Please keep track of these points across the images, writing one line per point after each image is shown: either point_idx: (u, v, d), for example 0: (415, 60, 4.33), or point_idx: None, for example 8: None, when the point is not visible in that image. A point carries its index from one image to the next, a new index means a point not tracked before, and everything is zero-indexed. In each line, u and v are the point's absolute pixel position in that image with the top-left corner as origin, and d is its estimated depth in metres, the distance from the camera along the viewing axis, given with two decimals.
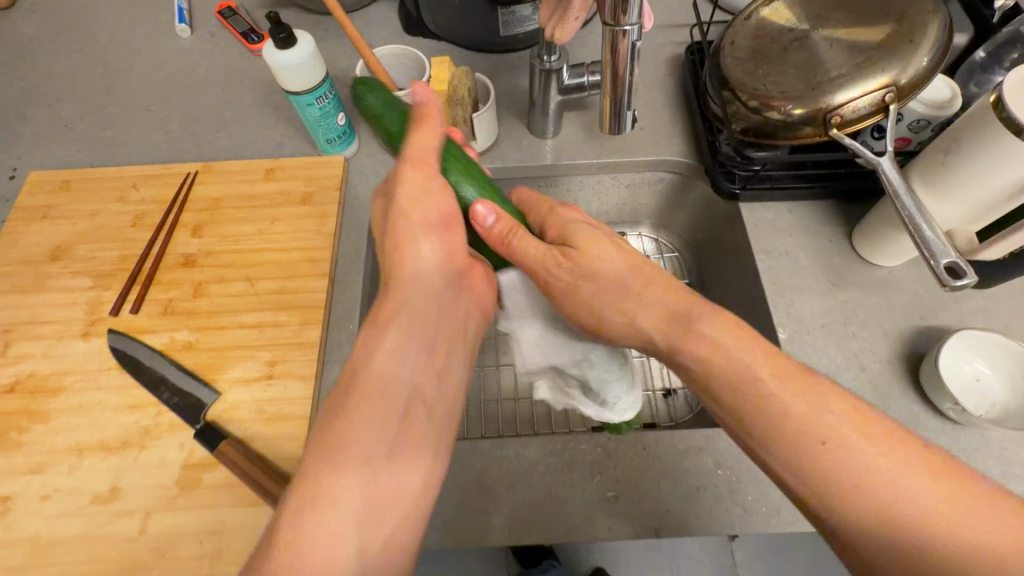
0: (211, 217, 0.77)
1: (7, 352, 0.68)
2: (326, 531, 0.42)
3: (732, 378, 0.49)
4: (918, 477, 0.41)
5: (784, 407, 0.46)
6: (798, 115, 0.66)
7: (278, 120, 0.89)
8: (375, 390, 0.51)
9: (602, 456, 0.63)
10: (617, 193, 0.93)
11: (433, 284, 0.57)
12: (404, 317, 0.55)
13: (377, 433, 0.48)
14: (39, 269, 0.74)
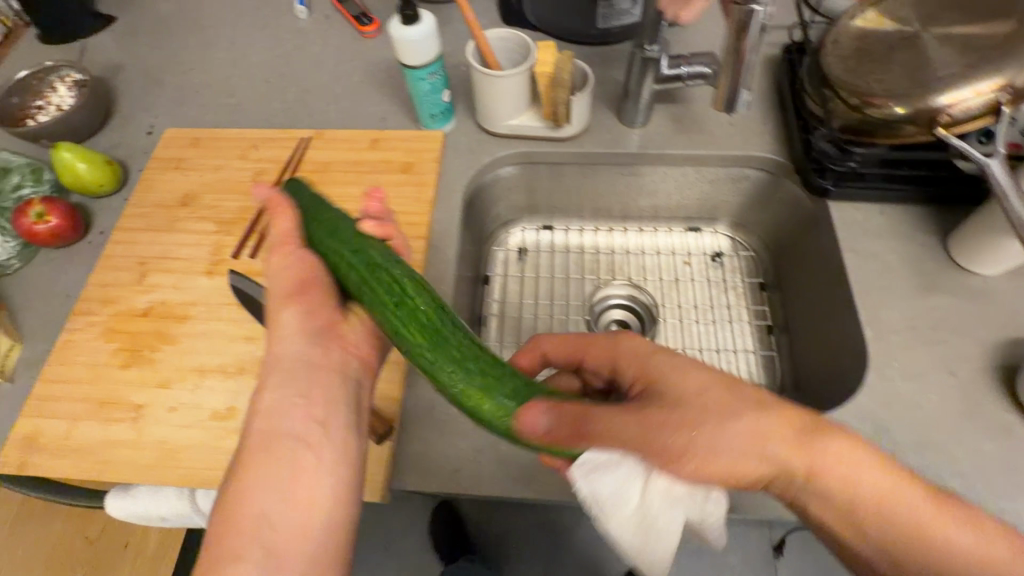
0: (322, 179, 0.84)
1: (143, 281, 0.77)
2: (256, 515, 0.48)
3: (770, 446, 0.44)
4: (903, 491, 0.44)
5: (802, 450, 0.44)
6: (899, 114, 0.66)
7: (383, 96, 0.96)
8: (283, 365, 0.57)
9: None
10: (698, 191, 0.96)
11: (319, 312, 0.61)
12: (274, 376, 0.56)
13: (291, 393, 0.55)
14: (171, 213, 0.83)
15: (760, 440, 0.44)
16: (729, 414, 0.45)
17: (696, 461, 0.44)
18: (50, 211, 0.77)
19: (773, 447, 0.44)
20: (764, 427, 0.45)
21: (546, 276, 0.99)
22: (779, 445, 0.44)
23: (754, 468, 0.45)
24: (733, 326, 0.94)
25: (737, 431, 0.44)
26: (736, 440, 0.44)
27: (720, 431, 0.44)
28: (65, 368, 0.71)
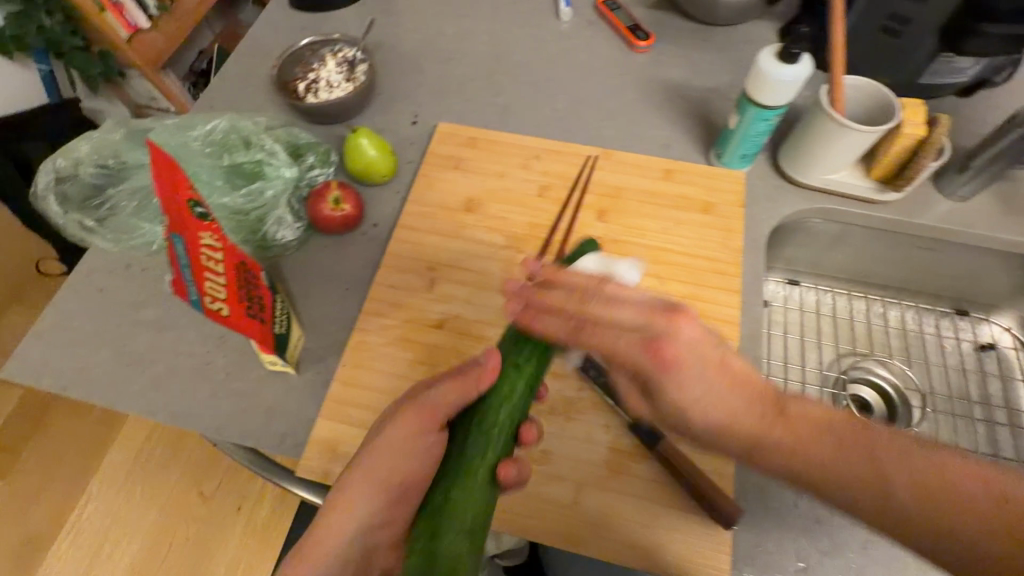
0: (614, 205, 0.79)
1: (433, 289, 0.73)
2: (699, 409, 0.52)
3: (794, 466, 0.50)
4: (1000, 531, 0.43)
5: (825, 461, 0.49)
6: None
7: (663, 121, 0.89)
8: (686, 353, 0.51)
9: None
10: (991, 276, 0.89)
11: (689, 339, 0.51)
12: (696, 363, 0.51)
13: (707, 389, 0.51)
14: (455, 217, 0.78)
15: (827, 438, 0.49)
16: (788, 408, 0.50)
17: (808, 467, 0.49)
18: (347, 200, 0.74)
19: (836, 437, 0.49)
20: (798, 424, 0.50)
21: (797, 336, 0.94)
22: (831, 461, 0.48)
23: (844, 469, 0.48)
24: (1012, 432, 0.85)
25: (832, 453, 0.49)
26: (825, 456, 0.49)
27: (819, 438, 0.49)
28: (361, 372, 0.68)
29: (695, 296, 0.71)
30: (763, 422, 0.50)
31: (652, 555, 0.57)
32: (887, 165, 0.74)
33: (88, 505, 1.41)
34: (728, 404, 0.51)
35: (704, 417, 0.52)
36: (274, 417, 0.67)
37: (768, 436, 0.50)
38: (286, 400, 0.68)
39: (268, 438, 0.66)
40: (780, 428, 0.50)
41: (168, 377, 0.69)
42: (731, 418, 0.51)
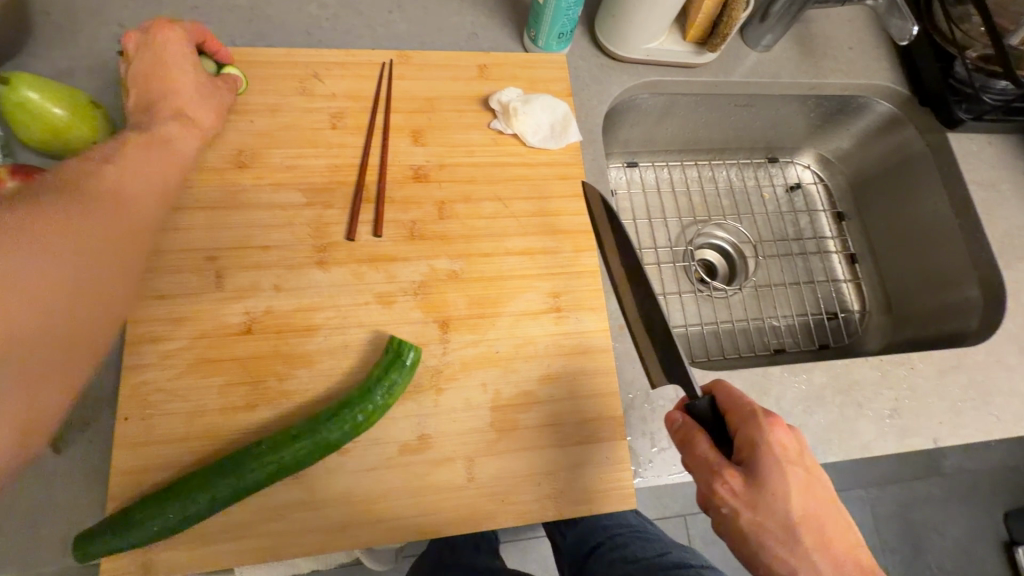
0: (430, 122, 0.64)
1: (224, 286, 0.55)
2: (829, 504, 0.47)
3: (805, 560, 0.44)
4: None
5: (830, 552, 0.45)
6: (984, 53, 0.75)
7: (462, 3, 0.73)
8: (802, 472, 0.46)
9: (883, 371, 0.67)
10: (795, 120, 0.93)
11: None
12: (821, 503, 0.46)
13: (808, 472, 0.46)
14: (226, 179, 0.58)
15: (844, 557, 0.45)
16: (829, 508, 0.46)
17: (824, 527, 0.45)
18: (38, 191, 0.49)
19: None
20: (836, 531, 0.46)
21: (644, 219, 0.93)
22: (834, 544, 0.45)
23: None
24: (821, 256, 0.97)
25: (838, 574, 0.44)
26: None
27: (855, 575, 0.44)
28: (158, 419, 0.50)
29: (545, 210, 0.63)
30: (805, 492, 0.45)
31: (558, 499, 0.54)
32: (700, 26, 0.70)
33: None
34: (801, 506, 0.45)
35: (773, 499, 0.44)
36: (41, 523, 0.47)
37: (807, 481, 0.46)
38: (50, 494, 0.48)
39: (40, 553, 0.47)
40: (806, 523, 0.45)
41: None
42: (775, 498, 0.44)
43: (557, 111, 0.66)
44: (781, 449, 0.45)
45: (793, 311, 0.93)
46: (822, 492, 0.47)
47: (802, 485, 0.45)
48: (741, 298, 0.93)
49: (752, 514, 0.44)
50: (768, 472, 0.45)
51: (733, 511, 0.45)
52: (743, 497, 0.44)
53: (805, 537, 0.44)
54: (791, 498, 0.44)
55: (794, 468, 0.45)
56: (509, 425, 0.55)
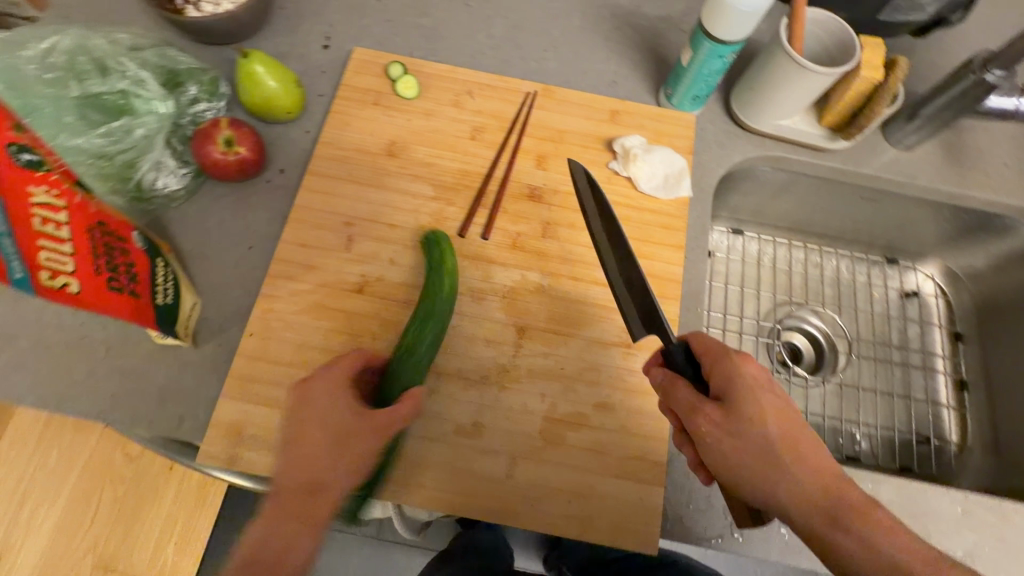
0: (556, 150, 0.71)
1: (351, 249, 0.64)
2: (813, 440, 0.49)
3: (790, 480, 0.47)
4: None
5: (816, 474, 0.47)
6: None
7: (610, 53, 0.80)
8: (773, 401, 0.49)
9: (967, 510, 0.61)
10: (924, 226, 0.88)
11: None
12: (804, 437, 0.49)
13: (782, 408, 0.49)
14: (375, 162, 0.68)
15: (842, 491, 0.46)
16: (815, 441, 0.49)
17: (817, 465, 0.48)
18: (240, 141, 0.62)
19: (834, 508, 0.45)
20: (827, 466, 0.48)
21: (736, 287, 0.92)
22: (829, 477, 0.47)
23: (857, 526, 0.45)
24: (924, 373, 0.90)
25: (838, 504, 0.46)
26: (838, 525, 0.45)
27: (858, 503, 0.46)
28: (273, 343, 0.60)
29: (640, 252, 0.67)
30: (782, 420, 0.48)
31: (584, 523, 0.56)
32: (838, 113, 0.71)
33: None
34: (780, 429, 0.48)
35: (749, 426, 0.48)
36: (168, 399, 0.58)
37: (780, 411, 0.49)
38: (181, 378, 0.59)
39: (160, 423, 0.57)
40: (787, 450, 0.47)
41: (29, 351, 0.59)
42: (751, 423, 0.48)
43: (674, 164, 0.69)
44: (749, 378, 0.49)
45: (876, 421, 0.87)
46: (797, 416, 0.50)
47: (777, 413, 0.48)
48: (821, 392, 0.88)
49: (734, 443, 0.48)
50: (740, 400, 0.49)
51: (718, 438, 0.48)
52: (720, 425, 0.48)
53: (789, 461, 0.47)
54: (765, 421, 0.48)
55: (764, 395, 0.49)
56: (556, 438, 0.58)
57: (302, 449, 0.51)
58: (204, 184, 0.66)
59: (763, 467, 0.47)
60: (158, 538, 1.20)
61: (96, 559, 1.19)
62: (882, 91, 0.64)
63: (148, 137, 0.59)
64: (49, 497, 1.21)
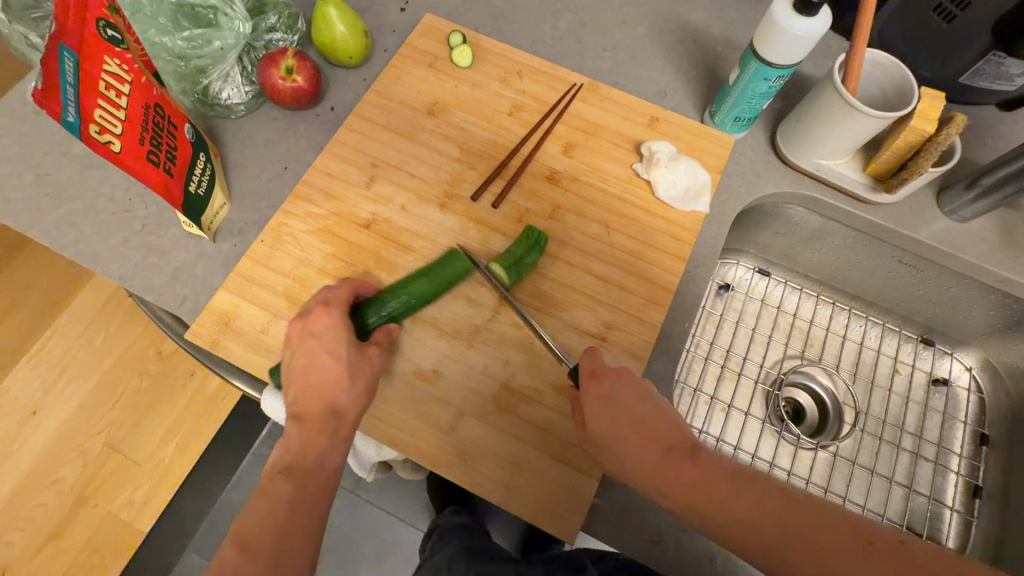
0: (585, 142, 0.72)
1: (371, 188, 0.69)
2: (688, 468, 0.46)
3: (711, 507, 0.44)
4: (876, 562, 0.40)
5: (719, 501, 0.44)
6: None
7: (667, 64, 0.81)
8: (628, 419, 0.49)
9: None
10: (967, 310, 0.82)
11: None
12: (677, 476, 0.46)
13: (629, 425, 0.49)
14: (414, 117, 0.73)
15: (754, 508, 0.44)
16: (703, 461, 0.46)
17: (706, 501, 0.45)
18: (300, 71, 0.68)
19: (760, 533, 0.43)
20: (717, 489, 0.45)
21: (748, 326, 0.88)
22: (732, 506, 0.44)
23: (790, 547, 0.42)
24: (934, 468, 0.82)
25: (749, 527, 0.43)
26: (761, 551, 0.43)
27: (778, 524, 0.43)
28: (278, 253, 0.65)
29: (640, 254, 0.67)
30: (634, 448, 0.48)
31: (509, 492, 0.56)
32: (884, 162, 0.68)
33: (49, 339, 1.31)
34: (631, 449, 0.48)
35: (610, 448, 0.49)
36: (179, 279, 0.65)
37: (636, 419, 0.49)
38: (195, 265, 0.66)
39: (168, 299, 0.64)
40: (684, 472, 0.46)
41: (82, 212, 0.67)
42: (636, 438, 0.48)
43: (697, 178, 0.69)
44: (596, 402, 0.51)
45: (867, 503, 0.79)
46: (661, 424, 0.49)
47: (629, 434, 0.48)
48: (813, 456, 0.82)
49: (625, 460, 0.48)
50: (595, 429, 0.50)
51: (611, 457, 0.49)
52: (596, 448, 0.50)
53: (665, 492, 0.46)
54: (621, 436, 0.49)
55: (617, 412, 0.49)
56: (506, 405, 0.59)
57: (315, 374, 0.55)
58: (261, 105, 0.74)
59: (681, 492, 0.45)
60: (164, 434, 1.28)
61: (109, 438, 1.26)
62: (931, 146, 0.62)
63: (223, 51, 0.66)
64: (86, 372, 1.30)
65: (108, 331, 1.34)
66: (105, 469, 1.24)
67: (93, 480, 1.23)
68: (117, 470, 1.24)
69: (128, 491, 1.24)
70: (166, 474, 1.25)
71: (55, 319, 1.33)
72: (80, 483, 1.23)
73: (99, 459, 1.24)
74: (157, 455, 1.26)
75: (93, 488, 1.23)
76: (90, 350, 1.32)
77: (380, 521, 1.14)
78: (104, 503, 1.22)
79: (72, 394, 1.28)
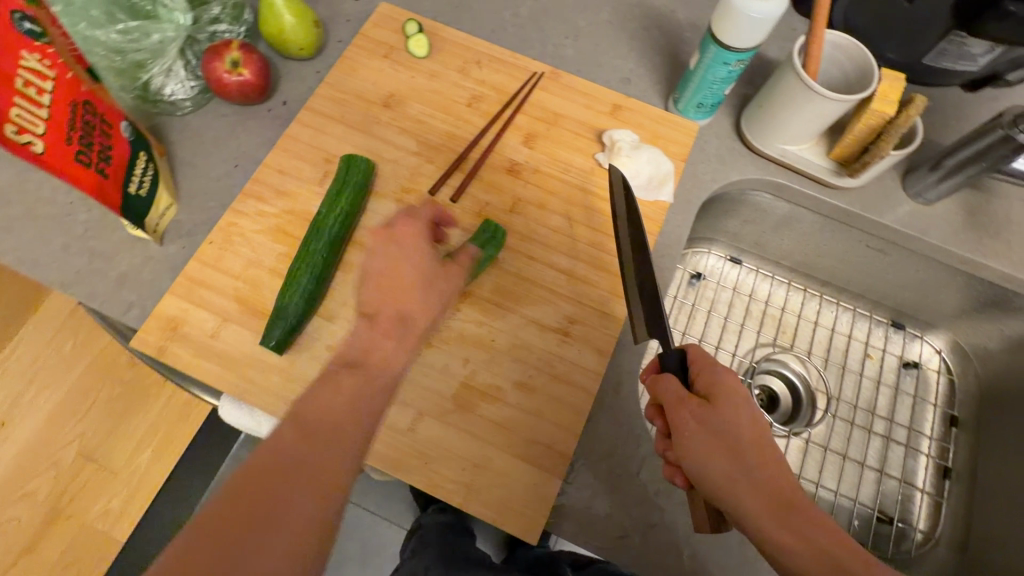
0: (546, 132, 0.70)
1: (324, 184, 0.66)
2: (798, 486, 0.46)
3: (809, 528, 0.43)
4: None
5: (821, 529, 0.43)
6: None
7: (631, 51, 0.79)
8: (737, 412, 0.48)
9: None
10: (936, 293, 0.82)
11: None
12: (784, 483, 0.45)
13: (746, 416, 0.48)
14: (369, 110, 0.70)
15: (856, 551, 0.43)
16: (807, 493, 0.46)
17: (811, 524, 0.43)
18: (245, 64, 0.65)
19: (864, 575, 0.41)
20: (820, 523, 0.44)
21: (719, 315, 0.87)
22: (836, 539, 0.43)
23: None
24: (905, 451, 0.82)
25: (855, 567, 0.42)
26: None
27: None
28: (228, 255, 0.62)
29: (603, 245, 0.65)
30: (752, 439, 0.47)
31: (471, 494, 0.55)
32: (847, 146, 0.68)
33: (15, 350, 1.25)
34: (753, 436, 0.47)
35: (720, 429, 0.47)
36: (125, 285, 0.62)
37: (749, 420, 0.48)
38: (141, 269, 0.63)
39: (114, 305, 0.61)
40: (782, 486, 0.45)
41: (19, 217, 0.64)
42: (737, 436, 0.47)
43: (660, 167, 0.68)
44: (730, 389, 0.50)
45: (838, 488, 0.79)
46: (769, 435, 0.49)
47: (751, 426, 0.48)
48: (785, 443, 0.81)
49: (722, 452, 0.46)
50: (700, 408, 0.49)
51: (703, 442, 0.47)
52: (694, 428, 0.48)
53: (767, 491, 0.45)
54: (737, 424, 0.48)
55: (734, 402, 0.49)
56: (467, 404, 0.58)
57: (324, 398, 0.45)
58: (209, 100, 0.71)
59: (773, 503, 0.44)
60: (140, 446, 1.23)
61: (81, 448, 1.21)
62: (892, 128, 0.61)
63: (163, 44, 0.63)
64: (55, 381, 1.25)
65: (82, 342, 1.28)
66: (78, 483, 1.19)
67: (66, 494, 1.18)
68: (91, 481, 1.20)
69: (102, 504, 1.19)
70: (140, 485, 1.21)
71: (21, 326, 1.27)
72: (51, 498, 1.18)
73: (71, 472, 1.19)
74: (133, 467, 1.22)
75: (64, 502, 1.18)
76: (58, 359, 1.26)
77: (362, 524, 1.12)
78: (77, 517, 1.17)
79: (39, 406, 1.23)
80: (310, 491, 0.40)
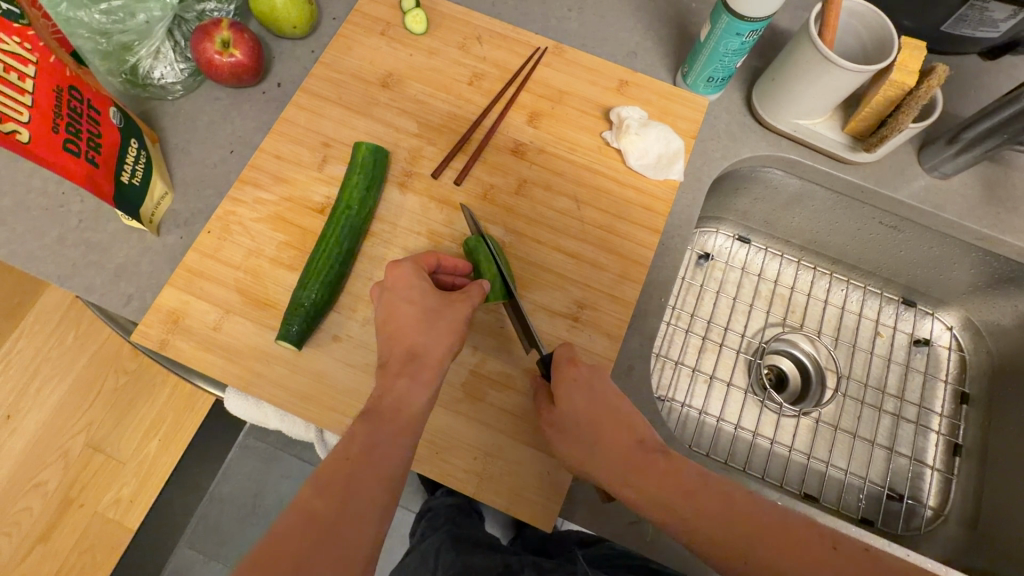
0: (551, 111, 0.68)
1: (323, 169, 0.64)
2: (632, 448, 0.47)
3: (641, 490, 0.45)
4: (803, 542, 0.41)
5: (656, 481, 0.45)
6: None
7: (637, 23, 0.76)
8: (577, 402, 0.49)
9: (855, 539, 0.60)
10: (948, 269, 0.81)
11: None
12: (616, 457, 0.47)
13: (585, 401, 0.49)
14: (368, 90, 0.68)
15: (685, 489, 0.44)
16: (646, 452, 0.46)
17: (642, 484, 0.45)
18: (236, 44, 0.63)
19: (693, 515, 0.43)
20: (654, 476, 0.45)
21: (730, 295, 0.85)
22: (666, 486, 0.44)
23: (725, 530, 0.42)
24: (915, 429, 0.81)
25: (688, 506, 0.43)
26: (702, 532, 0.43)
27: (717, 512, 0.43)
28: (227, 244, 0.60)
29: (612, 227, 0.63)
30: (589, 424, 0.49)
31: (482, 482, 0.55)
32: (863, 119, 0.66)
33: (16, 343, 1.24)
34: (591, 420, 0.49)
35: (568, 423, 0.49)
36: (122, 277, 0.61)
37: (589, 403, 0.49)
38: (139, 262, 0.61)
39: (113, 298, 0.60)
40: (624, 458, 0.46)
41: (10, 208, 0.62)
42: (580, 423, 0.49)
43: (670, 145, 0.66)
44: (567, 381, 0.50)
45: (848, 467, 0.79)
46: (614, 410, 0.49)
47: (588, 409, 0.49)
48: (795, 423, 0.80)
49: (575, 447, 0.49)
50: (551, 408, 0.51)
51: (562, 444, 0.50)
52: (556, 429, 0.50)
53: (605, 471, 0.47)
54: (579, 413, 0.49)
55: (577, 394, 0.50)
56: (476, 392, 0.57)
57: (384, 411, 0.46)
58: (201, 83, 0.68)
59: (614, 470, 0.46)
60: (146, 435, 1.23)
61: (89, 439, 1.21)
62: (911, 100, 0.58)
63: (149, 24, 0.60)
64: (59, 373, 1.23)
65: (76, 332, 1.27)
66: (85, 472, 1.19)
67: (75, 485, 1.18)
68: (99, 471, 1.20)
69: (112, 493, 1.19)
70: (147, 473, 1.21)
71: (22, 320, 1.26)
72: (60, 489, 1.18)
73: (79, 463, 1.19)
74: (138, 456, 1.22)
75: (73, 492, 1.18)
76: (58, 351, 1.25)
77: None
78: (87, 506, 1.18)
79: (42, 398, 1.22)
80: (332, 558, 0.38)
